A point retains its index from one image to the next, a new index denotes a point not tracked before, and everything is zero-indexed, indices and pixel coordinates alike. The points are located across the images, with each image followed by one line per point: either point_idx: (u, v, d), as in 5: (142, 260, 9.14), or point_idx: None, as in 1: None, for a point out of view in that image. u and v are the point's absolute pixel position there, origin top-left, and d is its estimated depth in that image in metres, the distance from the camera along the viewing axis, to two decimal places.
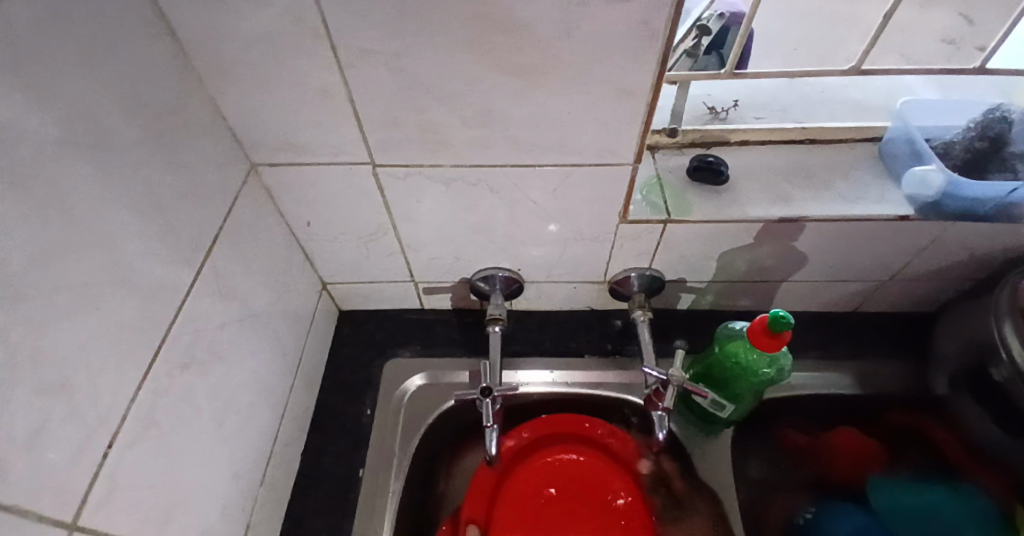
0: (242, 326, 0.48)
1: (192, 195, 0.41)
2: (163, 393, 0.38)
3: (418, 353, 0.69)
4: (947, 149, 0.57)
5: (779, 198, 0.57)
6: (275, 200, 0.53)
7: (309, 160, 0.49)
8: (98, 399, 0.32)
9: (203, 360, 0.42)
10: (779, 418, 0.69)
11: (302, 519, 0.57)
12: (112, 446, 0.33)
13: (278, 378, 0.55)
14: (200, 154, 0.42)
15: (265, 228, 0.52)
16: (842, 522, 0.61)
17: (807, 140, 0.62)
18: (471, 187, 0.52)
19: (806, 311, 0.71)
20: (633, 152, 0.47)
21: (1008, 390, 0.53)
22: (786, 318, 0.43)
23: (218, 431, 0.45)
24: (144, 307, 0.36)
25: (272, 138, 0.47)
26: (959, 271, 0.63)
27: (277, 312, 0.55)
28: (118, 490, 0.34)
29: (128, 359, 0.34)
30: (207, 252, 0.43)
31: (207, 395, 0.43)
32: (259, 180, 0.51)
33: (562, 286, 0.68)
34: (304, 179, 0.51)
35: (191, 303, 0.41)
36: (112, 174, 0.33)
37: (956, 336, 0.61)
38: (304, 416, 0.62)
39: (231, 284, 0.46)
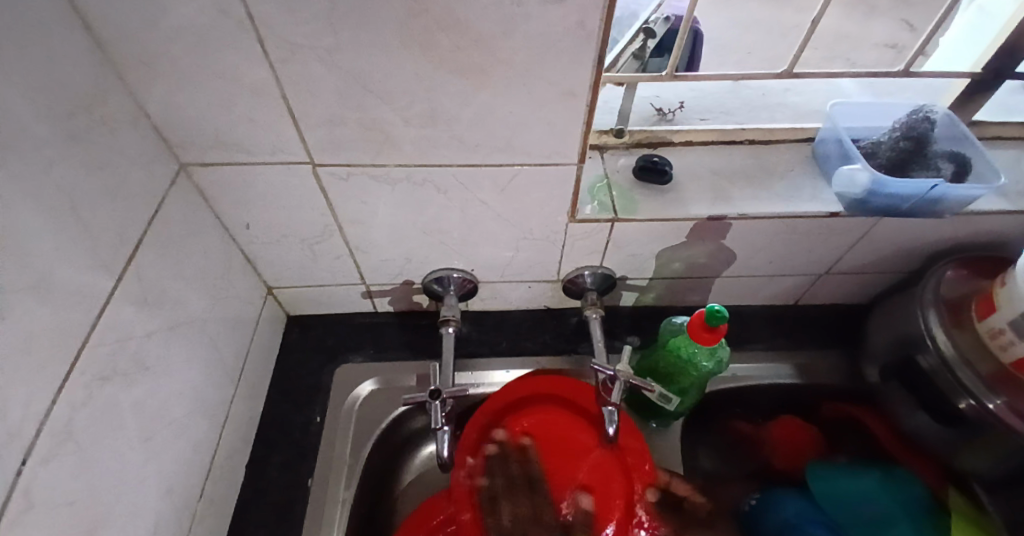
0: (175, 334, 0.46)
1: (113, 196, 0.39)
2: (82, 407, 0.35)
3: (370, 357, 0.68)
4: (873, 150, 0.59)
5: (720, 197, 0.59)
6: (211, 202, 0.51)
7: (245, 160, 0.47)
8: (5, 415, 0.29)
9: (130, 370, 0.40)
10: (725, 411, 0.72)
11: (247, 533, 0.55)
12: (22, 465, 0.31)
13: (218, 387, 0.53)
14: (122, 152, 0.40)
15: (200, 231, 0.50)
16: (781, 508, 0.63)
17: (746, 141, 0.64)
18: (418, 187, 0.51)
19: (751, 306, 0.74)
20: (577, 152, 0.48)
21: (932, 377, 0.57)
22: (722, 312, 0.44)
23: (149, 446, 0.43)
24: (59, 316, 0.33)
25: (204, 137, 0.45)
26: (887, 265, 0.66)
27: (214, 318, 0.52)
28: (30, 512, 0.31)
29: (39, 372, 0.32)
30: (132, 257, 0.41)
31: (134, 408, 0.41)
32: (192, 181, 0.49)
33: (516, 286, 0.68)
34: (242, 179, 0.49)
35: (113, 310, 0.38)
36: (20, 175, 0.31)
37: (884, 326, 0.65)
38: (248, 427, 0.59)
39: (160, 290, 0.44)
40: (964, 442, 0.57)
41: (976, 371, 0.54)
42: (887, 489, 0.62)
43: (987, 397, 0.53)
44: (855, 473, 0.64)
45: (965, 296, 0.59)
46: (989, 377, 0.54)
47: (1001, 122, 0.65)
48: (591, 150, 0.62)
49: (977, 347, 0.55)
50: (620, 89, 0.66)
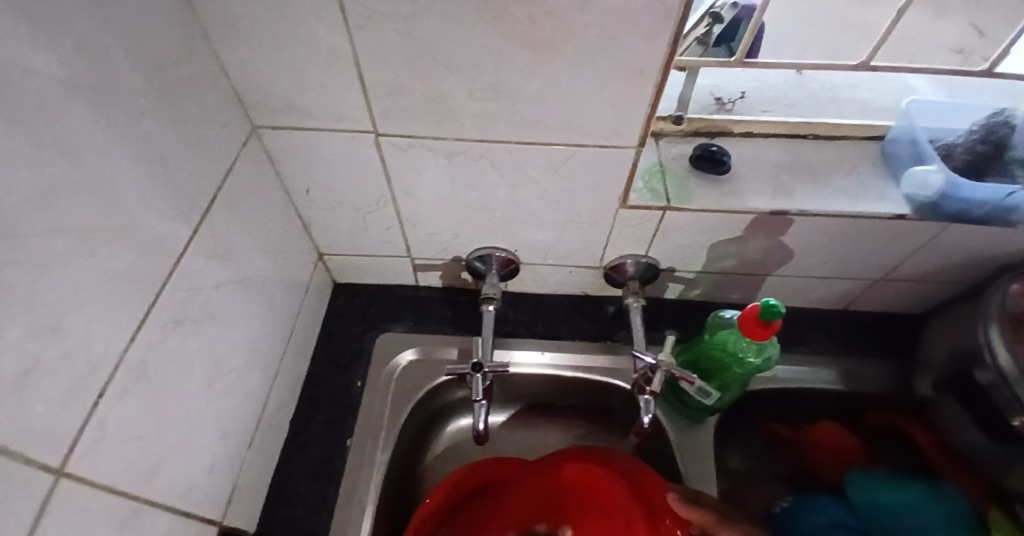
0: (238, 289, 0.48)
1: (193, 151, 0.40)
2: (156, 348, 0.38)
3: (411, 329, 0.69)
4: (948, 152, 0.57)
5: (779, 191, 0.57)
6: (276, 165, 0.53)
7: (311, 125, 0.49)
8: (89, 346, 0.32)
9: (197, 318, 0.42)
10: (763, 411, 0.70)
11: (289, 485, 0.58)
12: (101, 396, 0.33)
13: (272, 344, 0.55)
14: (203, 110, 0.41)
15: (264, 192, 0.52)
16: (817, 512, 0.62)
17: (810, 136, 0.62)
18: (473, 162, 0.51)
19: (798, 307, 0.72)
20: (638, 136, 0.47)
21: (989, 392, 0.55)
22: (777, 308, 0.43)
23: (210, 392, 0.45)
24: (140, 259, 0.35)
25: (276, 100, 0.46)
26: (950, 275, 0.63)
27: (272, 278, 0.54)
28: (105, 439, 0.34)
29: (122, 310, 0.34)
30: (207, 211, 0.43)
31: (200, 355, 0.43)
32: (260, 143, 0.50)
33: (558, 270, 0.68)
34: (306, 144, 0.51)
35: (188, 260, 0.40)
36: (116, 121, 0.33)
37: (942, 338, 0.62)
38: (294, 384, 0.62)
39: (226, 245, 0.46)
40: (1020, 463, 0.55)
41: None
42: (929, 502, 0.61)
43: None
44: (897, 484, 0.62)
45: None
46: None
47: None
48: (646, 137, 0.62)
49: None
50: (680, 75, 0.64)
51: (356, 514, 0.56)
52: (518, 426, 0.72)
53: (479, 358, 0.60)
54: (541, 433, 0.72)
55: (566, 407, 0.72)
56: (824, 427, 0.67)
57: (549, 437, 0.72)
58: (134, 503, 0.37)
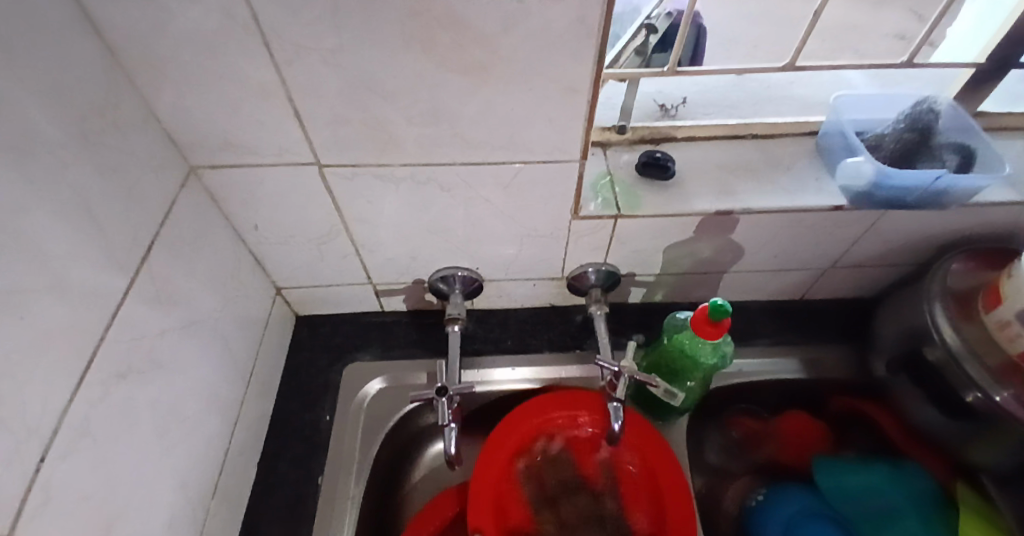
0: (186, 334, 0.47)
1: (124, 198, 0.40)
2: (99, 404, 0.36)
3: (378, 356, 0.68)
4: (877, 143, 0.59)
5: (724, 191, 0.59)
6: (221, 203, 0.52)
7: (253, 162, 0.48)
8: (23, 410, 0.30)
9: (144, 368, 0.41)
10: (731, 406, 0.71)
11: (260, 529, 0.56)
12: (43, 461, 0.32)
13: (229, 385, 0.54)
14: (132, 156, 0.41)
15: (209, 232, 0.51)
16: (790, 502, 0.64)
17: (750, 136, 0.64)
18: (422, 186, 0.51)
19: (756, 300, 0.74)
20: (580, 149, 0.48)
21: (940, 370, 0.57)
22: (725, 306, 0.44)
23: (164, 442, 0.44)
24: (73, 315, 0.34)
25: (214, 140, 0.46)
26: (893, 258, 0.66)
27: (225, 318, 0.53)
28: (51, 504, 0.32)
29: (57, 370, 0.33)
30: (144, 258, 0.42)
31: (149, 406, 0.42)
32: (201, 183, 0.50)
33: (522, 284, 0.69)
34: (251, 181, 0.50)
35: (126, 310, 0.39)
36: (40, 174, 0.32)
37: (891, 320, 0.65)
38: (259, 424, 0.60)
39: (170, 289, 0.45)
40: (976, 437, 0.57)
41: (984, 363, 0.54)
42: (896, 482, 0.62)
43: (996, 389, 0.53)
44: (863, 468, 0.64)
45: (975, 288, 0.59)
46: (997, 370, 0.54)
47: (1006, 112, 0.65)
48: (594, 147, 0.63)
49: (985, 340, 0.55)
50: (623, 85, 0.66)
51: None
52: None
53: (444, 382, 0.59)
54: None
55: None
56: (793, 416, 0.68)
57: None
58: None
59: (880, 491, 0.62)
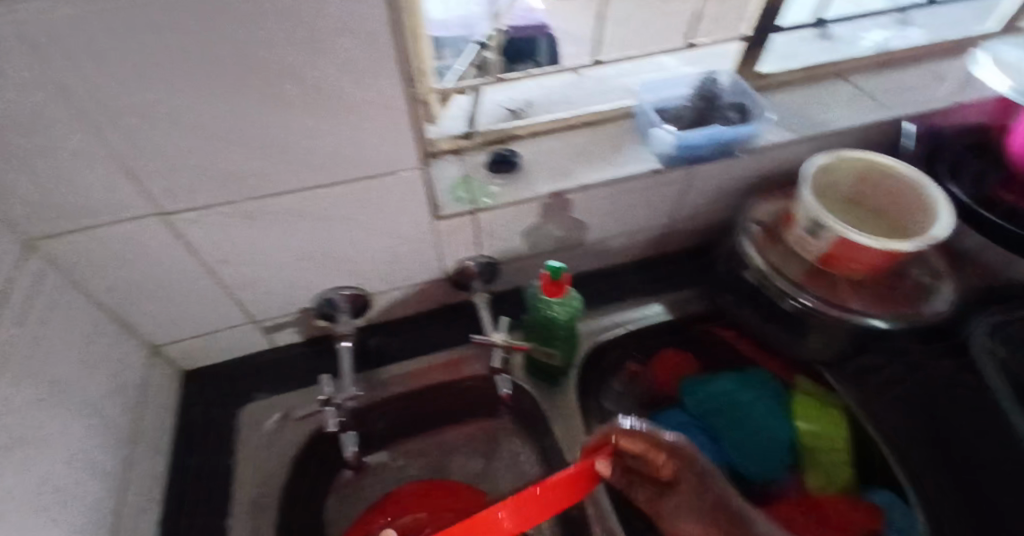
0: (47, 406, 0.46)
1: None
2: None
3: (276, 390, 0.69)
4: (676, 113, 0.70)
5: (561, 173, 0.67)
6: (66, 272, 0.51)
7: (91, 224, 0.48)
8: None
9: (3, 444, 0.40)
10: (618, 359, 0.80)
11: None
12: None
13: (101, 455, 0.52)
14: None
15: (60, 301, 0.50)
16: (672, 422, 0.72)
17: (581, 124, 0.73)
18: (276, 215, 0.54)
19: (621, 264, 0.85)
20: (417, 155, 0.53)
21: (761, 286, 0.70)
22: (559, 268, 0.52)
23: (37, 520, 0.42)
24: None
25: (40, 208, 0.45)
26: (715, 205, 0.79)
27: (91, 386, 0.52)
28: None
29: None
30: None
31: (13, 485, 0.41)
32: (38, 254, 0.49)
33: (408, 291, 0.73)
34: (95, 242, 0.50)
35: None
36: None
37: (723, 257, 0.77)
38: (155, 487, 0.59)
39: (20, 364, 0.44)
40: (799, 334, 0.70)
41: (788, 274, 0.68)
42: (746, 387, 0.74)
43: (801, 293, 0.66)
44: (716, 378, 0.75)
45: (776, 217, 0.73)
46: (802, 278, 0.67)
47: (777, 73, 0.79)
48: (447, 155, 0.69)
49: (788, 254, 0.69)
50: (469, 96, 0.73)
51: None
52: (408, 450, 0.74)
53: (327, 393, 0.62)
54: (427, 451, 0.75)
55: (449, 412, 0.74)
56: (664, 354, 0.79)
57: (434, 450, 0.75)
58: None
59: (733, 394, 0.73)
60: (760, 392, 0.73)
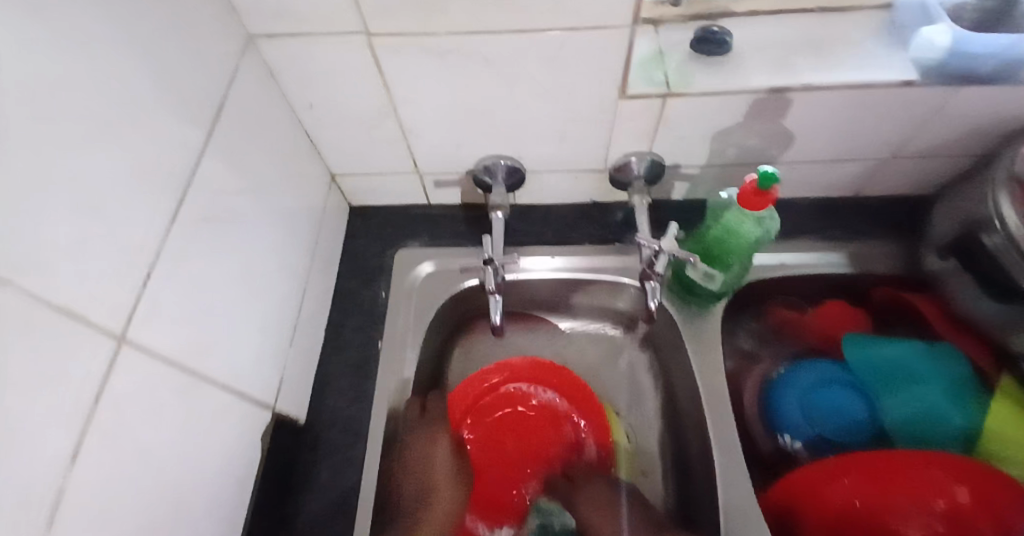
0: (257, 199, 0.52)
1: (194, 55, 0.43)
2: (190, 242, 0.42)
3: (426, 243, 0.74)
4: (957, 14, 0.57)
5: (781, 68, 0.57)
6: (277, 80, 0.55)
7: (306, 31, 0.50)
8: (128, 231, 0.35)
9: (223, 219, 0.46)
10: (769, 297, 0.72)
11: (331, 382, 0.63)
12: (148, 278, 0.36)
13: (295, 256, 0.60)
14: (196, 12, 0.43)
15: (268, 106, 0.54)
16: (811, 370, 0.64)
17: (818, 8, 0.62)
18: (468, 60, 0.53)
19: (804, 197, 0.74)
20: (632, 14, 0.48)
21: (995, 254, 0.55)
22: (773, 175, 0.46)
23: (245, 291, 0.49)
24: (161, 156, 0.39)
25: (268, 6, 0.47)
26: (956, 147, 0.64)
27: (288, 194, 0.58)
28: (157, 316, 0.38)
29: (151, 201, 0.37)
30: (214, 120, 0.45)
31: (230, 256, 0.47)
32: (259, 56, 0.52)
33: (563, 177, 0.71)
34: (306, 53, 0.52)
35: (204, 164, 0.44)
36: (118, 25, 0.35)
37: (951, 210, 0.63)
38: (324, 297, 0.67)
39: (240, 156, 0.49)
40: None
41: None
42: (927, 360, 0.60)
43: None
44: (894, 342, 0.62)
45: None
46: None
47: None
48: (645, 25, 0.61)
49: None
50: None
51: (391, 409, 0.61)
52: (539, 335, 0.77)
53: (489, 256, 0.64)
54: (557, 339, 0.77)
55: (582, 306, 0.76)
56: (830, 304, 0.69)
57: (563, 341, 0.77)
58: (189, 376, 0.41)
59: (913, 364, 0.60)
60: (948, 373, 0.59)
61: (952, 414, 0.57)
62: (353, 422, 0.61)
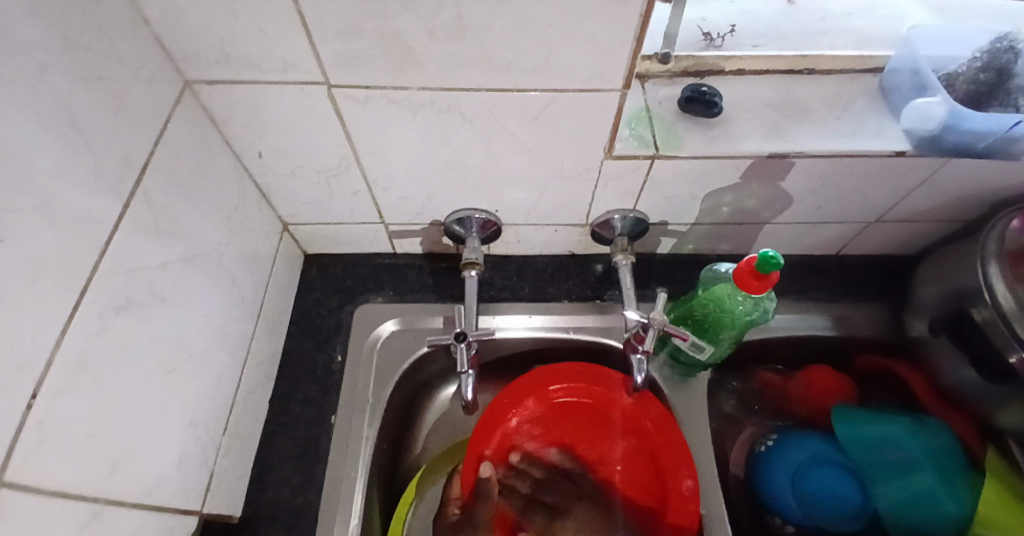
0: (191, 268, 0.45)
1: (114, 109, 0.36)
2: (98, 338, 0.34)
3: (390, 297, 0.67)
4: (949, 82, 0.57)
5: (773, 132, 0.55)
6: (220, 127, 0.49)
7: (257, 78, 0.44)
8: (11, 344, 0.28)
9: (145, 301, 0.39)
10: (753, 361, 0.68)
11: (277, 465, 0.56)
12: (34, 399, 0.29)
13: (237, 323, 0.52)
14: (120, 60, 0.36)
15: (208, 158, 0.47)
16: (800, 445, 0.62)
17: (806, 70, 0.60)
18: (442, 114, 0.47)
19: (788, 254, 0.71)
20: (623, 78, 0.44)
21: (984, 330, 0.53)
22: (777, 260, 0.42)
23: (171, 379, 0.42)
24: (61, 240, 0.31)
25: (211, 50, 0.41)
26: (940, 213, 0.63)
27: (231, 255, 0.51)
28: (46, 443, 0.30)
29: (46, 300, 0.30)
30: (138, 183, 0.38)
31: (153, 342, 0.40)
32: (199, 102, 0.46)
33: (542, 230, 0.66)
34: (256, 99, 0.46)
35: (123, 239, 0.37)
36: (15, 86, 0.28)
37: (936, 277, 0.61)
38: (270, 363, 0.60)
39: (170, 221, 0.42)
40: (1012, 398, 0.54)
41: None
42: (917, 436, 0.59)
43: None
44: (882, 418, 0.61)
45: None
46: None
47: None
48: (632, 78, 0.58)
49: None
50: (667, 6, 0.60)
51: (345, 497, 0.54)
52: None
53: (463, 328, 0.58)
54: None
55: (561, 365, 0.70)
56: (817, 370, 0.66)
57: None
58: (90, 505, 0.34)
59: (901, 442, 0.59)
60: (935, 452, 0.58)
61: (946, 503, 0.56)
62: (297, 518, 0.53)
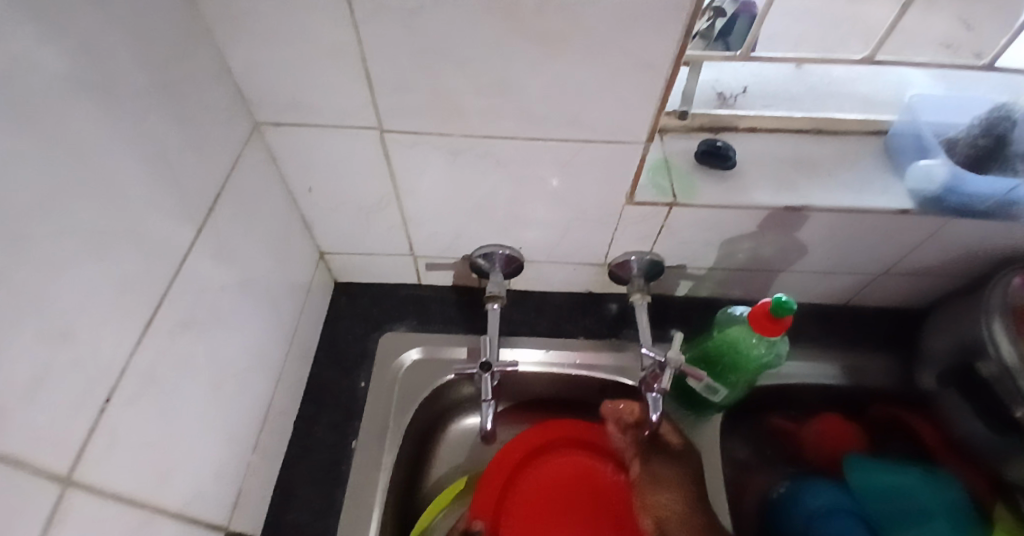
0: (243, 292, 0.48)
1: (198, 146, 0.40)
2: (164, 351, 0.37)
3: (415, 327, 0.69)
4: (951, 146, 0.60)
5: (786, 186, 0.58)
6: (276, 163, 0.53)
7: (317, 122, 0.48)
8: (97, 353, 0.31)
9: (204, 321, 0.42)
10: (765, 407, 0.70)
11: (299, 489, 0.57)
12: (107, 404, 0.32)
13: (274, 346, 0.55)
14: (205, 103, 0.41)
15: (265, 191, 0.51)
16: (813, 494, 0.63)
17: (814, 130, 0.64)
18: (480, 158, 0.51)
19: (800, 303, 0.74)
20: (647, 132, 0.48)
21: (993, 384, 0.55)
22: (788, 303, 0.45)
23: (215, 395, 0.44)
24: (144, 259, 0.35)
25: (280, 98, 0.46)
26: (946, 268, 0.65)
27: (274, 281, 0.54)
28: (113, 449, 0.32)
29: (128, 311, 0.33)
30: (210, 211, 0.42)
31: (207, 359, 0.42)
32: (262, 140, 0.50)
33: (562, 269, 0.69)
34: (311, 140, 0.50)
35: (192, 261, 0.40)
36: (119, 120, 0.32)
37: (943, 330, 0.63)
38: (297, 387, 0.62)
39: (230, 246, 0.45)
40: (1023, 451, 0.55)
41: None
42: (931, 489, 0.61)
43: None
44: (895, 470, 0.63)
45: None
46: None
47: None
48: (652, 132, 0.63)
49: None
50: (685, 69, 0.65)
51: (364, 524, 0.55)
52: (533, 428, 0.72)
53: (487, 358, 0.61)
54: None
55: (577, 401, 0.72)
56: (829, 418, 0.67)
57: None
58: (141, 511, 0.35)
59: (917, 496, 0.61)
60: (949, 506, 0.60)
61: None
62: None
